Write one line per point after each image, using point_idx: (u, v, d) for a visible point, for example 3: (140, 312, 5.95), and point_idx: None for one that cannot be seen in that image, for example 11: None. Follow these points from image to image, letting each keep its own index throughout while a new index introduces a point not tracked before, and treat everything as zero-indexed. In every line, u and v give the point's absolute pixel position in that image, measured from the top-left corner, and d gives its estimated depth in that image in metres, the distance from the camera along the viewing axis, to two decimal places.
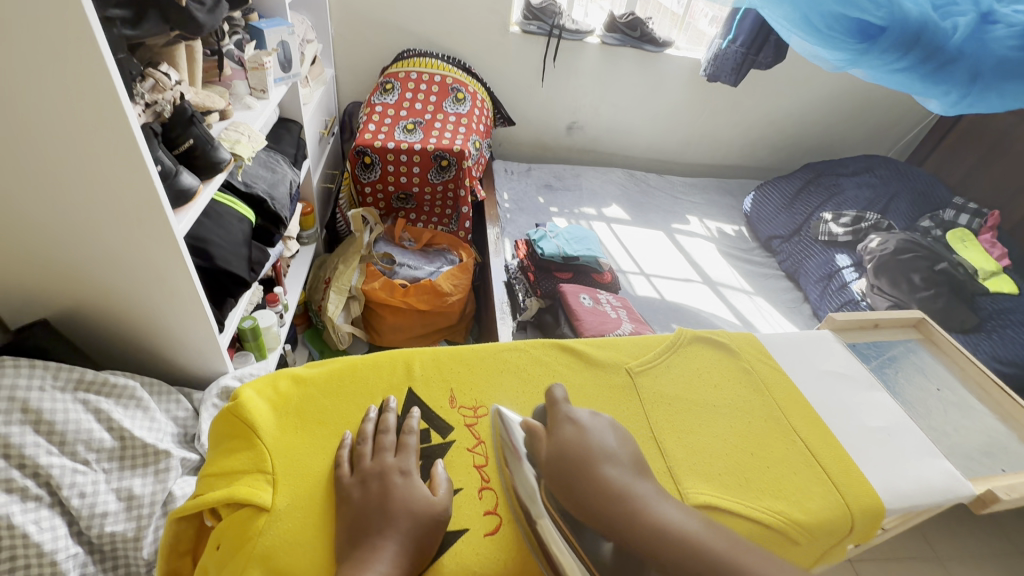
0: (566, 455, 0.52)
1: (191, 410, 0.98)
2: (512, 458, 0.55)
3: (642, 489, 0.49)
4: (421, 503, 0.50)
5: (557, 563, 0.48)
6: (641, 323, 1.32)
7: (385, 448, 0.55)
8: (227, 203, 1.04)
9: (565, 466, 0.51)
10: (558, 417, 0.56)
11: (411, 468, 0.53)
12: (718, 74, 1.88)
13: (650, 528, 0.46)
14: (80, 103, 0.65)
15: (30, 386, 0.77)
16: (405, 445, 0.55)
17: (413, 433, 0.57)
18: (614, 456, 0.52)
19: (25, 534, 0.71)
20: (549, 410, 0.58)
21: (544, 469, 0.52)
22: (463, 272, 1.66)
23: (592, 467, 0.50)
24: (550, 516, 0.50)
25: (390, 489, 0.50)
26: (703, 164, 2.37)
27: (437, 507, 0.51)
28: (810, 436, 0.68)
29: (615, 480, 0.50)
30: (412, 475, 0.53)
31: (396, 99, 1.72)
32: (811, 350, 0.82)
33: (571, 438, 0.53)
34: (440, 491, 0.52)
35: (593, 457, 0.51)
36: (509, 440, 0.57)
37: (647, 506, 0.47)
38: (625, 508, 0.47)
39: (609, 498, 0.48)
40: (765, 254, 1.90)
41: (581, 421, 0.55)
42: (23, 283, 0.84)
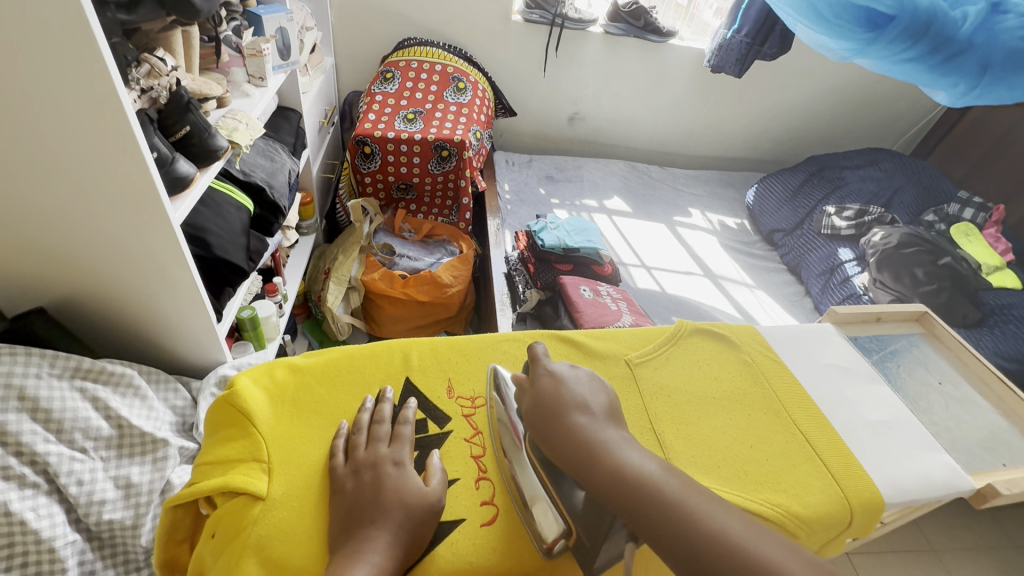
0: (541, 405, 0.53)
1: (189, 399, 0.98)
2: (508, 440, 0.58)
3: (608, 435, 0.50)
4: (414, 493, 0.49)
5: (537, 520, 0.52)
6: (641, 316, 1.31)
7: (379, 438, 0.54)
8: (224, 191, 1.03)
9: (540, 416, 0.52)
10: (537, 370, 0.57)
11: (405, 459, 0.53)
12: (722, 65, 1.85)
13: (608, 472, 0.46)
14: (73, 87, 0.64)
15: (27, 373, 0.77)
16: (399, 435, 0.55)
17: (409, 423, 0.56)
18: (586, 404, 0.52)
19: (23, 521, 0.71)
20: (529, 363, 0.58)
21: (525, 418, 0.55)
22: (463, 263, 1.65)
23: (562, 417, 0.51)
24: (549, 498, 0.53)
25: (384, 480, 0.50)
26: (706, 157, 2.35)
27: (431, 498, 0.50)
28: (809, 427, 0.67)
29: (583, 427, 0.50)
30: (406, 465, 0.52)
31: (396, 88, 1.70)
32: (812, 344, 0.82)
33: (547, 389, 0.54)
34: (433, 481, 0.52)
35: (565, 406, 0.52)
36: (504, 408, 0.60)
37: (610, 451, 0.48)
38: (588, 454, 0.48)
39: (574, 445, 0.49)
40: (767, 248, 1.88)
41: (559, 372, 0.56)
42: (19, 270, 0.84)
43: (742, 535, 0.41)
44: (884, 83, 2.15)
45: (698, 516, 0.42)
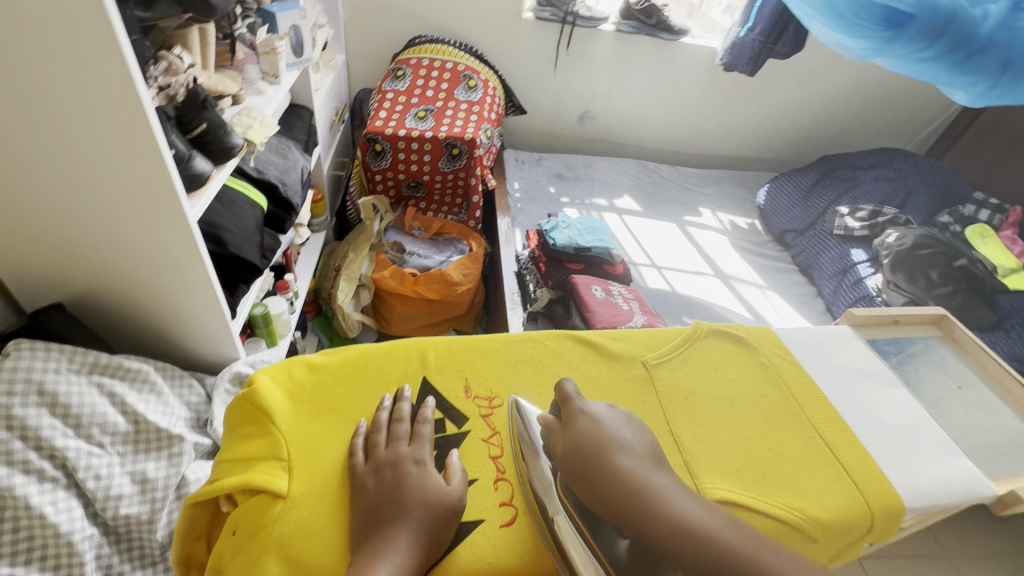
0: (581, 447, 0.50)
1: (204, 395, 0.98)
2: (529, 451, 0.55)
3: (659, 482, 0.48)
4: (434, 493, 0.49)
5: (574, 563, 0.47)
6: (653, 316, 1.30)
7: (399, 437, 0.54)
8: (239, 188, 1.03)
9: (581, 459, 0.49)
10: (573, 409, 0.54)
11: (425, 458, 0.53)
12: (735, 63, 1.84)
13: (669, 524, 0.44)
14: (95, 85, 0.64)
15: (46, 369, 0.77)
16: (419, 434, 0.55)
17: (428, 423, 0.56)
18: (630, 447, 0.50)
19: (42, 514, 0.72)
20: (562, 401, 0.56)
21: (560, 460, 0.51)
22: (473, 262, 1.65)
23: (608, 461, 0.49)
24: (569, 517, 0.49)
25: (404, 479, 0.50)
26: (716, 156, 2.34)
27: (452, 498, 0.50)
28: (828, 431, 0.67)
29: (631, 473, 0.48)
30: (427, 464, 0.52)
31: (407, 85, 1.70)
32: (828, 345, 0.81)
33: (588, 429, 0.51)
34: (455, 481, 0.52)
35: (607, 448, 0.49)
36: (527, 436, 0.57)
37: (667, 501, 0.46)
38: (643, 505, 0.46)
39: (626, 494, 0.46)
40: (778, 248, 1.87)
41: (597, 412, 0.53)
42: (38, 267, 0.84)
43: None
44: (898, 81, 2.13)
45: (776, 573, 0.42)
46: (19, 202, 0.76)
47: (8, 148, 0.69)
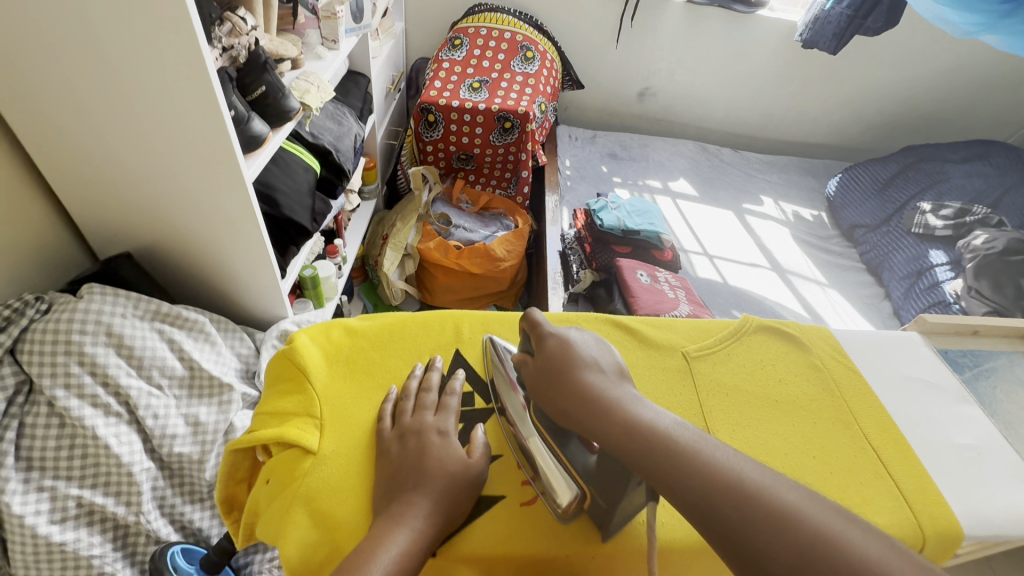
0: (549, 367, 0.53)
1: (253, 348, 1.03)
2: (502, 382, 0.58)
3: (621, 392, 0.50)
4: (454, 463, 0.50)
5: (550, 481, 0.51)
6: (700, 306, 1.25)
7: (426, 406, 0.54)
8: (295, 152, 1.06)
9: (549, 377, 0.53)
10: (542, 334, 0.56)
11: (449, 429, 0.53)
12: (816, 39, 1.69)
13: (619, 421, 0.46)
14: (162, 40, 0.66)
15: (114, 312, 0.83)
16: (446, 405, 0.55)
17: (455, 394, 0.56)
18: (596, 364, 0.53)
19: (106, 444, 0.78)
20: (530, 327, 0.58)
21: (529, 381, 0.54)
22: (518, 238, 1.64)
23: (575, 375, 0.51)
24: (543, 438, 0.53)
25: (427, 449, 0.50)
26: (786, 141, 2.18)
27: (472, 471, 0.50)
28: (881, 444, 0.62)
29: (594, 384, 0.50)
30: (450, 435, 0.52)
31: (463, 55, 1.68)
32: (892, 351, 0.74)
33: (556, 349, 0.54)
34: (476, 454, 0.52)
35: (575, 364, 0.52)
36: (501, 367, 0.59)
37: (624, 406, 0.48)
38: (597, 407, 0.48)
39: (585, 401, 0.49)
40: (844, 244, 1.74)
41: (566, 335, 0.56)
42: (110, 218, 0.90)
43: (751, 473, 0.40)
44: (1006, 65, 1.90)
45: (707, 458, 0.41)
46: (91, 153, 0.80)
47: (84, 99, 0.73)
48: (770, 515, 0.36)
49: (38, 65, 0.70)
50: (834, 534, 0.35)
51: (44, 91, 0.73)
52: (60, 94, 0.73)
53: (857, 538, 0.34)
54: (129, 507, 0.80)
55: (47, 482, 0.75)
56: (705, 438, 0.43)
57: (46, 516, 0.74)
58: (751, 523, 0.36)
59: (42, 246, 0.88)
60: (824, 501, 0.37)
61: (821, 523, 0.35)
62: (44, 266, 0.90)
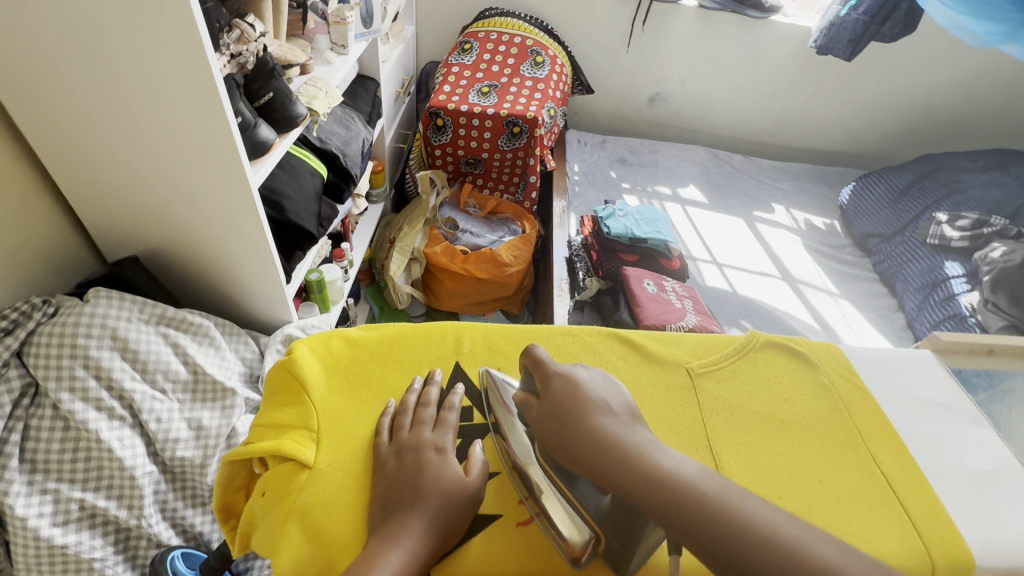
0: (559, 411, 0.51)
1: (257, 352, 1.03)
2: (497, 402, 0.56)
3: (638, 437, 0.48)
4: (450, 480, 0.49)
5: (563, 524, 0.48)
6: (707, 316, 1.23)
7: (423, 422, 0.54)
8: (302, 157, 1.06)
9: (559, 422, 0.50)
10: (547, 373, 0.54)
11: (447, 446, 0.52)
12: (830, 46, 1.66)
13: (641, 472, 0.45)
14: (169, 47, 0.67)
15: (119, 316, 0.84)
16: (444, 420, 0.54)
17: (454, 410, 0.56)
18: (607, 406, 0.51)
19: (110, 448, 0.79)
20: (534, 365, 0.55)
21: (536, 424, 0.52)
22: (525, 244, 1.63)
23: (587, 420, 0.49)
24: (554, 486, 0.50)
25: (423, 465, 0.50)
26: (799, 148, 2.14)
27: (470, 489, 0.49)
28: (888, 465, 0.61)
29: (609, 430, 0.49)
30: (448, 452, 0.52)
31: (473, 59, 1.68)
32: (903, 369, 0.72)
33: (564, 392, 0.52)
34: (474, 472, 0.51)
35: (586, 408, 0.50)
36: (502, 404, 0.56)
37: (644, 454, 0.46)
38: (617, 457, 0.47)
39: (602, 450, 0.47)
40: (857, 254, 1.71)
41: (574, 374, 0.53)
42: (118, 222, 0.91)
43: (784, 526, 0.40)
44: None
45: (741, 512, 0.41)
46: (100, 158, 0.81)
47: (94, 105, 0.74)
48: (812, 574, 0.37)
49: (50, 73, 0.71)
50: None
51: (55, 97, 0.73)
52: (70, 101, 0.74)
53: None
54: (130, 511, 0.81)
55: (51, 485, 0.76)
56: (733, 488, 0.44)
57: (48, 518, 0.75)
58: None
59: (51, 249, 0.89)
60: (854, 555, 0.39)
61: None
62: (53, 269, 0.91)
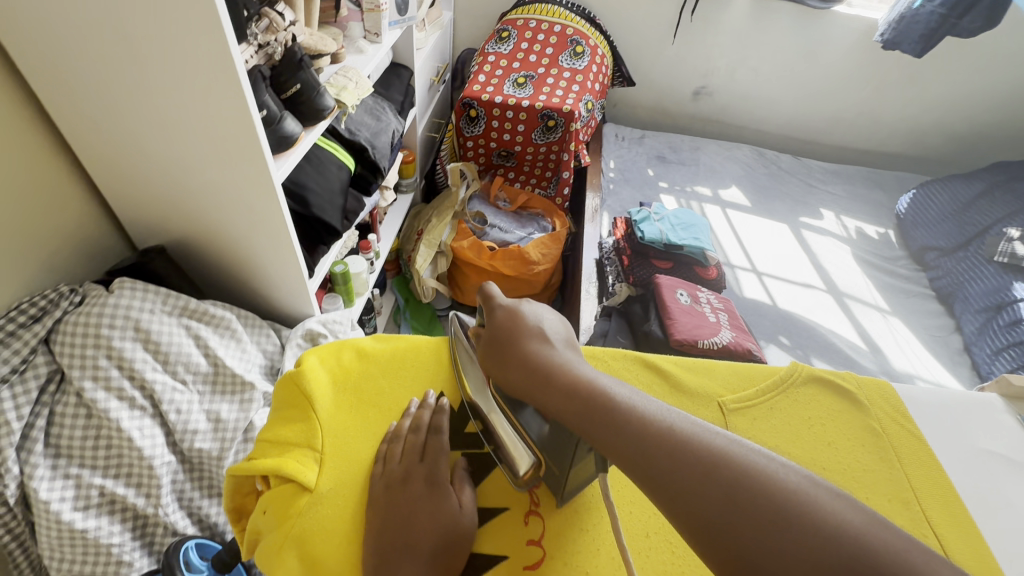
0: (498, 338, 0.53)
1: (278, 344, 1.03)
2: (463, 353, 0.59)
3: (567, 357, 0.50)
4: (443, 516, 0.48)
5: (510, 453, 0.51)
6: (743, 332, 1.16)
7: (415, 450, 0.52)
8: (329, 148, 1.04)
9: (497, 347, 0.53)
10: (493, 306, 0.56)
11: (439, 476, 0.51)
12: (899, 41, 1.53)
13: (560, 385, 0.46)
14: (191, 37, 0.65)
15: (142, 308, 0.84)
16: (436, 449, 0.52)
17: (443, 434, 0.53)
18: (542, 333, 0.52)
19: (129, 437, 0.80)
20: (482, 301, 0.58)
21: (482, 355, 0.55)
22: (554, 242, 1.58)
23: (520, 344, 0.51)
24: (503, 411, 0.53)
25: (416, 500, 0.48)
26: (854, 149, 2.00)
27: (465, 526, 0.48)
28: (956, 549, 0.53)
29: (538, 351, 0.50)
30: (440, 486, 0.50)
31: (510, 48, 1.62)
32: (966, 417, 0.65)
33: (504, 320, 0.54)
34: (466, 499, 0.50)
35: (521, 334, 0.52)
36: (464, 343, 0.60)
37: (567, 370, 0.48)
38: (541, 374, 0.48)
39: (529, 368, 0.49)
40: (912, 267, 1.58)
41: (516, 306, 0.55)
42: (145, 211, 0.91)
43: (683, 421, 0.40)
44: None
45: (643, 412, 0.42)
46: (127, 148, 0.81)
47: (118, 94, 0.73)
48: (701, 459, 0.37)
49: (76, 64, 0.70)
50: (753, 475, 0.36)
51: (82, 86, 0.73)
52: (96, 89, 0.73)
53: (781, 471, 0.36)
54: (148, 499, 0.82)
55: (73, 470, 0.78)
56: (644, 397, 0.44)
57: (70, 503, 0.76)
58: (677, 471, 0.37)
59: (82, 237, 0.90)
60: (751, 444, 0.39)
61: (748, 460, 0.36)
62: (84, 255, 0.92)
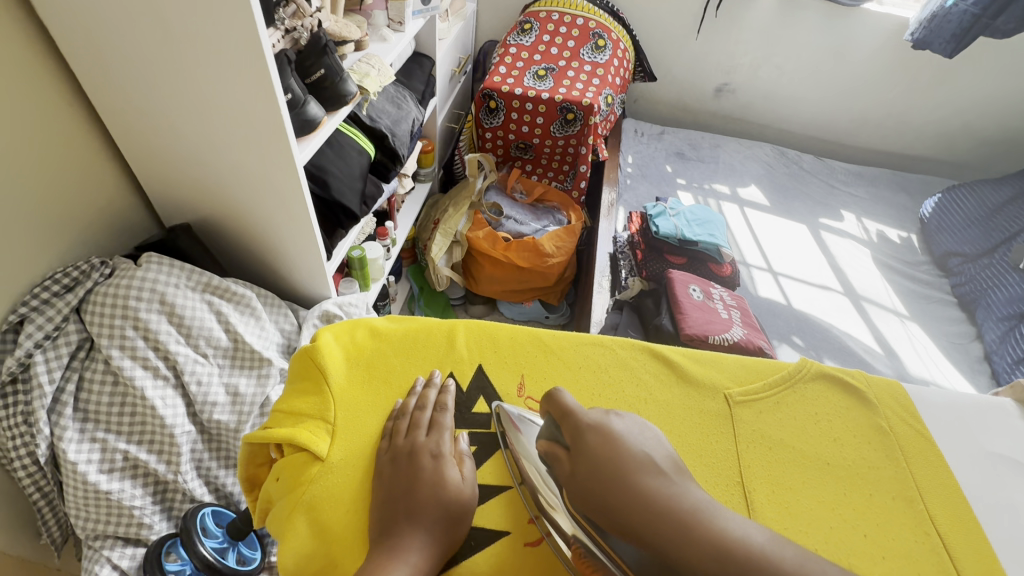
0: (596, 471, 0.45)
1: (296, 325, 1.06)
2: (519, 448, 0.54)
3: (692, 498, 0.43)
4: (447, 490, 0.50)
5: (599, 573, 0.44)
6: (755, 330, 1.15)
7: (420, 425, 0.54)
8: (350, 134, 1.06)
9: (598, 481, 0.45)
10: (579, 425, 0.49)
11: (444, 451, 0.53)
12: (930, 40, 1.49)
13: (704, 543, 0.40)
14: (220, 18, 0.67)
15: (168, 283, 0.88)
16: (439, 423, 0.54)
17: (448, 411, 0.56)
18: (651, 462, 0.46)
19: (153, 405, 0.83)
20: (563, 418, 0.50)
21: (575, 489, 0.46)
22: (569, 235, 1.58)
23: (631, 483, 0.44)
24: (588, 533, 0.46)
25: (421, 472, 0.50)
26: (879, 151, 1.96)
27: (465, 497, 0.50)
28: (957, 546, 0.53)
29: (659, 494, 0.43)
30: (444, 459, 0.52)
31: (532, 40, 1.62)
32: (977, 420, 0.64)
33: (600, 448, 0.47)
34: (467, 471, 0.52)
35: (628, 469, 0.45)
36: (522, 441, 0.54)
37: (703, 519, 0.41)
38: (672, 525, 0.41)
39: (657, 518, 0.42)
40: (934, 273, 1.55)
41: (608, 426, 0.48)
42: (174, 190, 0.94)
43: None
44: None
45: None
46: (158, 128, 0.84)
47: (152, 75, 0.76)
48: None
49: (112, 44, 0.73)
50: None
51: (119, 67, 0.76)
52: (131, 70, 0.76)
53: None
54: (168, 465, 0.85)
55: (100, 434, 0.82)
56: (789, 550, 0.40)
57: (96, 465, 0.80)
58: None
59: (113, 212, 0.94)
60: None
61: None
62: (115, 231, 0.96)
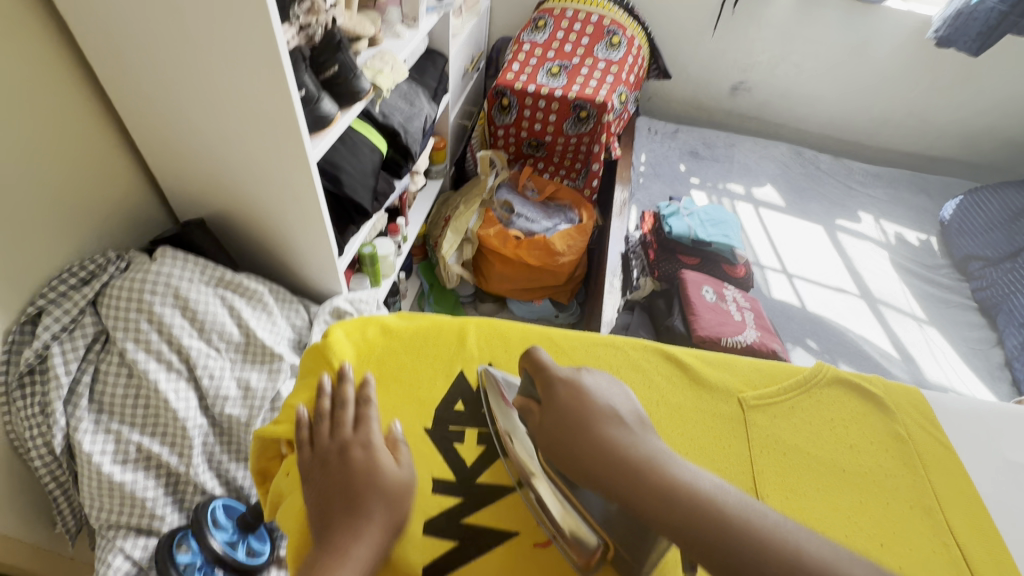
0: (562, 420, 0.45)
1: (307, 320, 1.06)
2: (497, 405, 0.55)
3: (651, 447, 0.42)
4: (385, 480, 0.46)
5: (569, 530, 0.46)
6: (769, 332, 1.13)
7: (344, 423, 0.50)
8: (363, 132, 1.06)
9: (560, 430, 0.44)
10: (550, 378, 0.49)
11: (374, 442, 0.49)
12: (954, 38, 1.45)
13: (654, 487, 0.39)
14: (236, 12, 0.67)
15: (182, 277, 0.89)
16: (364, 417, 0.52)
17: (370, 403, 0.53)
18: (616, 413, 0.45)
19: (166, 398, 0.84)
20: (535, 372, 0.50)
21: (542, 439, 0.46)
22: (580, 234, 1.57)
23: (592, 431, 0.43)
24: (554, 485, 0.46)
25: (352, 467, 0.46)
26: (899, 151, 1.92)
27: (403, 480, 0.47)
28: (977, 560, 0.52)
29: (619, 442, 0.42)
30: (375, 447, 0.49)
31: (546, 37, 1.61)
32: (998, 428, 0.62)
33: (568, 399, 0.46)
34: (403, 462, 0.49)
35: (592, 418, 0.44)
36: (500, 399, 0.55)
37: (658, 467, 0.40)
38: (626, 471, 0.40)
39: (612, 464, 0.41)
40: (954, 277, 1.52)
41: (578, 380, 0.48)
42: (188, 184, 0.95)
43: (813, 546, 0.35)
44: None
45: (768, 533, 0.35)
46: (173, 123, 0.84)
47: (167, 70, 0.76)
48: None
49: (130, 39, 0.73)
50: None
51: (135, 62, 0.76)
52: (147, 65, 0.76)
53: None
54: (181, 458, 0.86)
55: (114, 425, 0.83)
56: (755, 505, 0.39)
57: (110, 456, 0.82)
58: None
59: (129, 207, 0.95)
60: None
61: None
62: (131, 225, 0.97)
